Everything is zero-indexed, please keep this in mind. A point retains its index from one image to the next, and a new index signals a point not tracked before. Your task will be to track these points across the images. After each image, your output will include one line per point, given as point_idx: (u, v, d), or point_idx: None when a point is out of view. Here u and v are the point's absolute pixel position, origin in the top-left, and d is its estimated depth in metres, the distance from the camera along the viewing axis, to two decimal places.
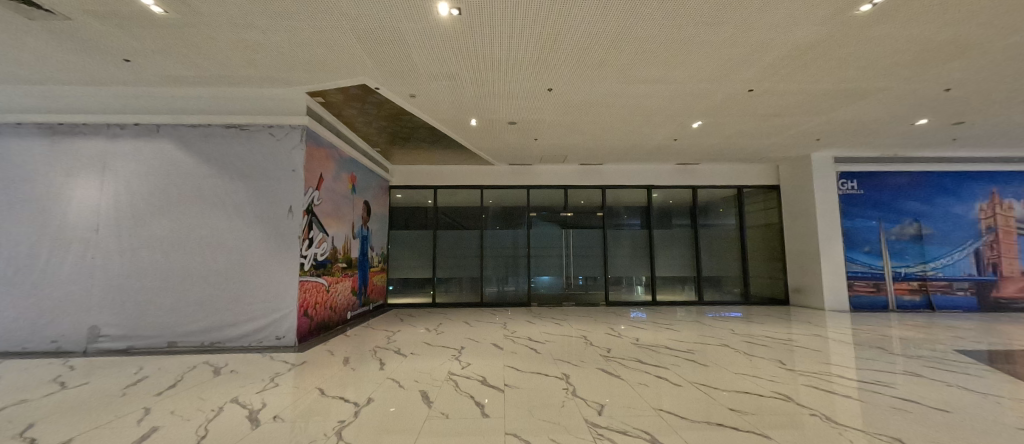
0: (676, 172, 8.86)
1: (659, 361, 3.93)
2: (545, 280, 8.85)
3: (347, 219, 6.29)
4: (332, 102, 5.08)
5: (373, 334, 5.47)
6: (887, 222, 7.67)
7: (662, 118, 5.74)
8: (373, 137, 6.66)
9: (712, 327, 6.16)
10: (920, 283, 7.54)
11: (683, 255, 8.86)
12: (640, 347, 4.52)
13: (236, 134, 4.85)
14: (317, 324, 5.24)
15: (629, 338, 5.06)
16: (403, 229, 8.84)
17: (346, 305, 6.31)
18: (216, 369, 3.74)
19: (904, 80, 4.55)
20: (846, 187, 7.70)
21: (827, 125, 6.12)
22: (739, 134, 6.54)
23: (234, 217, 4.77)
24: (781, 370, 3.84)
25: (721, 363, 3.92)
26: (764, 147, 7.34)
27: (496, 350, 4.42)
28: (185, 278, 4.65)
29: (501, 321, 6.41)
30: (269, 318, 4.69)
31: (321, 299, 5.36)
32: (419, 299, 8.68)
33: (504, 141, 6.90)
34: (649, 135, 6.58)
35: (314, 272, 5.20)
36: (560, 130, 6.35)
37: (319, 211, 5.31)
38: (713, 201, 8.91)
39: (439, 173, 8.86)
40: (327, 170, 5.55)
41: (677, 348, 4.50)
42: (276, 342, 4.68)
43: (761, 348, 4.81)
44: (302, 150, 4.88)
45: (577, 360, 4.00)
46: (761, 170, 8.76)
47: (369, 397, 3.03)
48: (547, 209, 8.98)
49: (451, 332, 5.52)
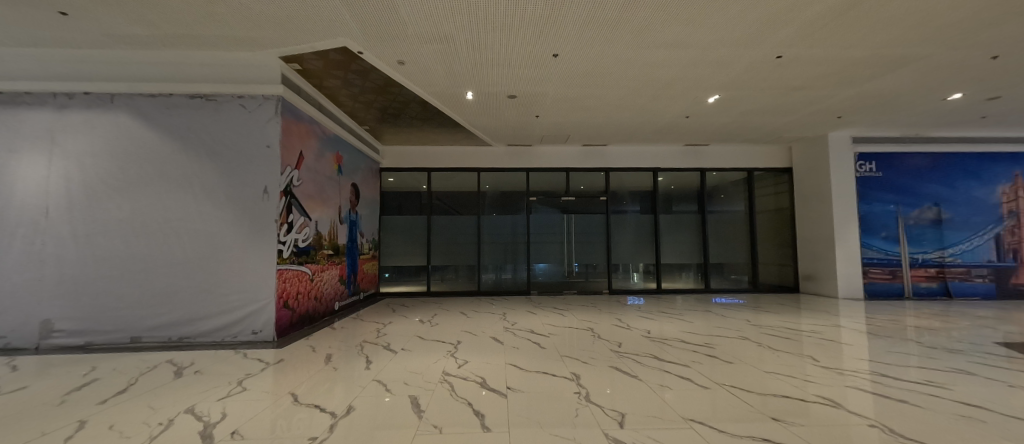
0: (683, 154, 8.40)
1: (678, 358, 3.53)
2: (545, 268, 8.44)
3: (332, 202, 5.81)
4: (310, 70, 4.52)
5: (362, 326, 5.06)
6: (905, 207, 7.29)
7: (678, 90, 5.23)
8: (360, 113, 6.11)
9: (727, 318, 5.79)
10: (938, 270, 7.22)
11: (690, 241, 8.45)
12: (654, 341, 4.12)
13: (202, 105, 4.30)
14: (300, 316, 4.80)
15: (640, 330, 4.66)
16: (395, 214, 8.35)
17: (334, 295, 5.88)
18: (177, 371, 3.27)
19: (952, 44, 4.06)
20: (864, 169, 7.29)
21: (853, 101, 5.66)
22: (757, 111, 6.06)
23: (202, 199, 4.26)
24: (814, 367, 3.47)
25: (747, 360, 3.53)
26: (781, 126, 6.87)
27: (497, 345, 4.02)
28: (148, 267, 4.16)
29: (501, 311, 6.03)
30: (244, 310, 4.23)
31: (304, 289, 4.91)
32: (413, 287, 8.27)
33: (503, 119, 6.37)
34: (661, 111, 6.08)
35: (294, 260, 4.72)
36: (565, 106, 5.83)
37: (300, 193, 4.81)
38: (722, 185, 8.48)
39: (433, 154, 8.34)
40: (308, 147, 5.02)
41: (694, 342, 4.12)
42: (252, 337, 4.22)
43: (783, 342, 4.46)
44: (277, 124, 4.35)
45: (587, 356, 3.59)
46: (773, 151, 8.32)
47: (350, 406, 2.55)
48: (547, 193, 8.51)
49: (447, 324, 5.11)
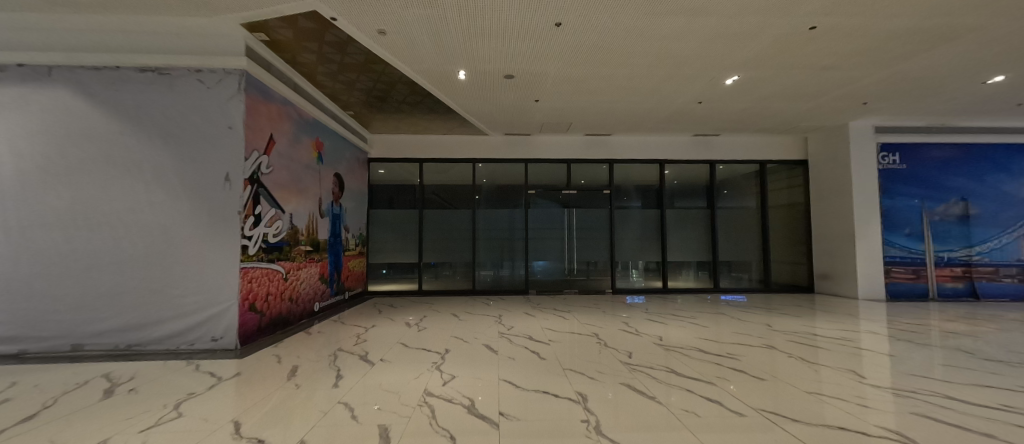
0: (691, 144, 7.89)
1: (699, 372, 3.03)
2: (544, 265, 7.94)
3: (311, 193, 5.28)
4: (279, 41, 3.98)
5: (341, 331, 4.55)
6: (930, 202, 6.81)
7: (693, 70, 4.71)
8: (343, 96, 5.57)
9: (742, 321, 5.32)
10: (964, 269, 6.75)
11: (699, 238, 7.94)
12: (668, 351, 3.64)
13: (154, 80, 3.77)
14: (270, 319, 4.28)
15: (651, 337, 4.17)
16: (385, 208, 7.82)
17: (313, 295, 5.36)
18: (108, 389, 2.74)
19: (1014, 12, 3.54)
20: (887, 161, 6.81)
21: (885, 83, 5.14)
22: (778, 95, 5.53)
23: (153, 187, 3.71)
24: (858, 383, 2.99)
25: (780, 375, 3.05)
26: (800, 114, 6.37)
27: (490, 355, 3.52)
28: (91, 265, 3.62)
29: (497, 313, 5.54)
30: (202, 314, 3.70)
31: (275, 290, 4.39)
32: (403, 286, 7.77)
33: (499, 103, 5.84)
34: (671, 96, 5.56)
35: (263, 257, 4.19)
36: (567, 88, 5.29)
37: (270, 181, 4.28)
38: (732, 178, 7.97)
39: (425, 144, 7.81)
40: (280, 130, 4.49)
41: (714, 351, 3.63)
42: (212, 344, 3.70)
43: (812, 352, 3.98)
44: (241, 101, 3.82)
45: (593, 370, 3.11)
46: (788, 142, 7.82)
47: (301, 441, 2.04)
48: (547, 186, 8.00)
49: (437, 328, 4.60)
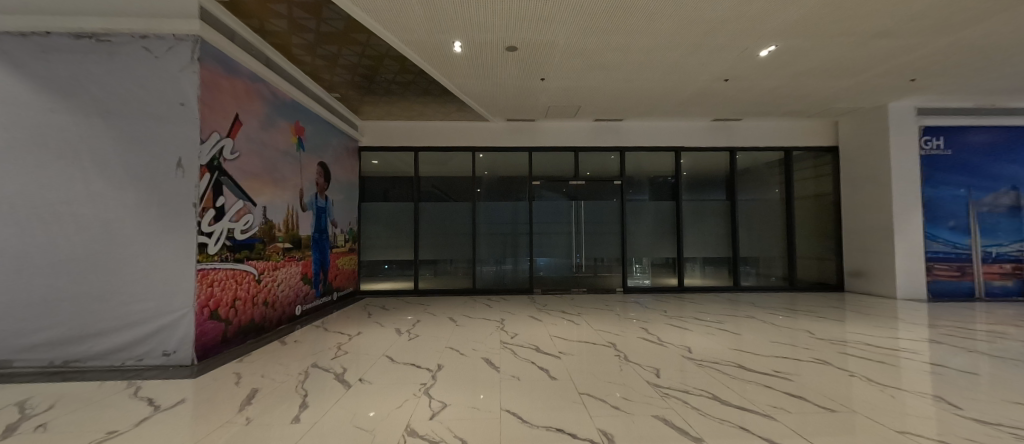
0: (710, 130, 7.25)
1: (750, 400, 2.44)
2: (549, 262, 7.35)
3: (290, 183, 4.71)
4: (240, 2, 3.36)
5: (321, 339, 4.00)
6: (978, 191, 6.16)
7: (724, 38, 4.07)
8: (325, 75, 4.96)
9: (776, 326, 4.72)
10: (1015, 266, 6.12)
11: (718, 232, 7.32)
12: (702, 366, 3.06)
13: (93, 50, 3.19)
14: (238, 328, 3.73)
15: (678, 347, 3.58)
16: (377, 201, 7.24)
17: (294, 297, 4.81)
18: (10, 425, 2.19)
19: None
20: (931, 146, 6.15)
21: (941, 54, 4.49)
22: (817, 70, 4.88)
23: (91, 175, 3.13)
24: (949, 413, 2.40)
25: (848, 404, 2.47)
26: (837, 93, 5.71)
27: (490, 374, 2.95)
28: (19, 266, 3.06)
29: (498, 316, 4.98)
30: (152, 325, 3.16)
31: (245, 294, 3.84)
32: (399, 285, 7.21)
33: (500, 82, 5.21)
34: (695, 72, 4.92)
35: (228, 257, 3.63)
36: (577, 63, 4.66)
37: (236, 168, 3.71)
38: (755, 167, 7.32)
39: (421, 131, 7.21)
40: (249, 110, 3.90)
41: (758, 367, 3.05)
42: (164, 360, 3.16)
43: (868, 366, 3.40)
44: (194, 73, 3.23)
45: (617, 396, 2.54)
46: (816, 127, 7.16)
47: None
48: (553, 177, 7.38)
49: (431, 337, 4.04)
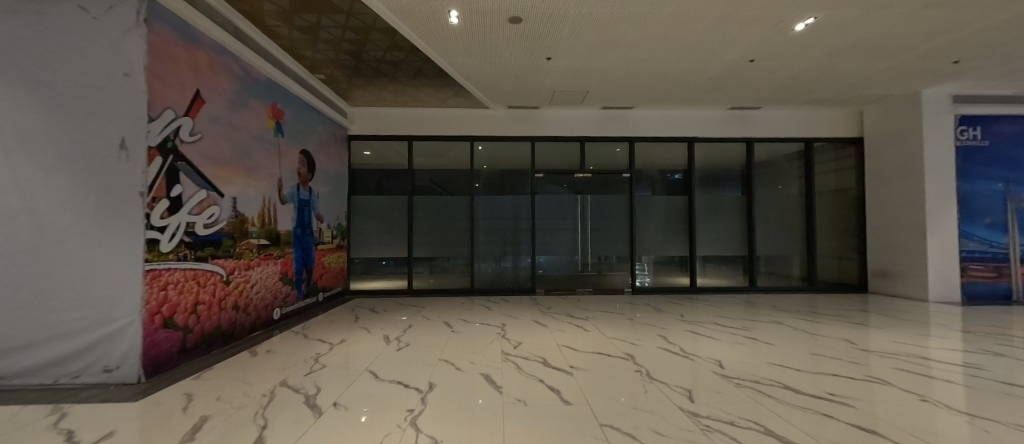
0: (726, 119, 6.77)
1: (814, 436, 1.97)
2: (553, 260, 6.88)
3: (266, 172, 4.21)
4: None
5: (298, 349, 3.52)
6: (1016, 186, 5.71)
7: (758, 9, 3.57)
8: (306, 51, 4.45)
9: (806, 333, 4.28)
10: None
11: (733, 229, 6.85)
12: (741, 387, 2.58)
13: (18, 7, 2.64)
14: (200, 337, 3.25)
15: (707, 362, 3.12)
16: (369, 194, 6.75)
17: (271, 300, 4.33)
18: None
19: None
20: (967, 137, 5.69)
21: (996, 30, 4.01)
22: (854, 48, 4.38)
23: (14, 157, 2.58)
24: None
25: (934, 438, 2.00)
26: (869, 77, 5.23)
27: (491, 396, 2.48)
28: None
29: (499, 321, 4.50)
30: (88, 335, 2.64)
31: (209, 298, 3.36)
32: (391, 284, 6.74)
33: (501, 61, 4.71)
34: (719, 49, 4.42)
35: (187, 255, 3.15)
36: (589, 38, 4.16)
37: (197, 153, 3.22)
38: (773, 159, 6.85)
39: (415, 119, 6.70)
40: (212, 86, 3.39)
41: (807, 389, 2.59)
42: (105, 377, 2.66)
43: (927, 383, 2.95)
44: (141, 38, 2.73)
45: (647, 428, 2.06)
46: (839, 117, 6.69)
47: None
48: (558, 169, 6.89)
49: (424, 346, 3.56)
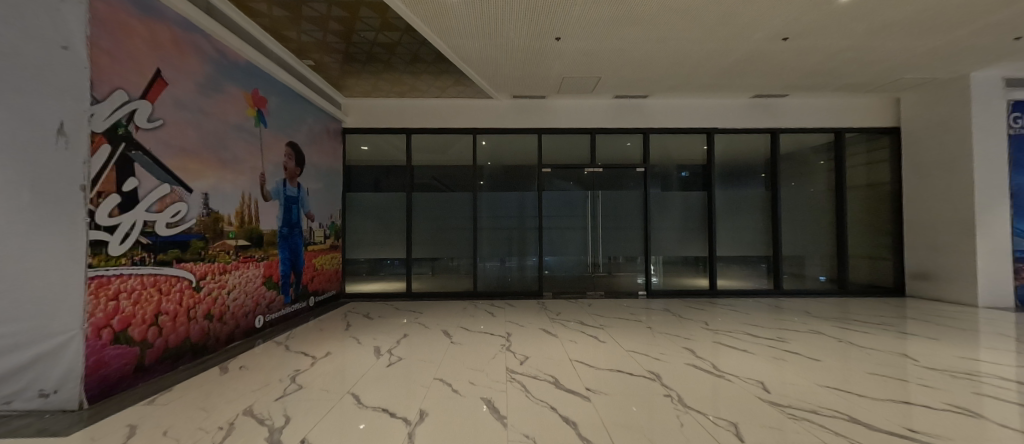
0: (749, 108, 6.26)
1: None
2: (561, 261, 6.43)
3: (245, 165, 3.81)
4: None
5: (277, 363, 3.12)
6: None
7: None
8: (291, 32, 4.04)
9: (851, 345, 3.80)
10: None
11: (756, 227, 6.35)
12: (799, 421, 2.12)
13: None
14: (162, 352, 2.87)
15: (748, 383, 2.66)
16: (365, 191, 6.34)
17: (253, 307, 3.95)
18: None
19: None
20: (1020, 124, 5.15)
21: None
22: (904, 23, 3.87)
23: None
24: None
25: None
26: (914, 59, 4.71)
27: (493, 432, 2.03)
28: None
29: (503, 331, 4.06)
30: (20, 354, 2.23)
31: (173, 307, 2.98)
32: (389, 287, 6.33)
33: (505, 43, 4.25)
34: (749, 26, 3.94)
35: (145, 259, 2.76)
36: (604, 14, 3.69)
37: (156, 141, 2.82)
38: (800, 151, 6.33)
39: (414, 111, 6.28)
40: (175, 67, 2.98)
41: (880, 424, 2.12)
42: (43, 402, 2.28)
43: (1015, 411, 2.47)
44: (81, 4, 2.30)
45: None
46: (872, 105, 6.16)
47: None
48: (567, 163, 6.43)
49: (418, 361, 3.14)
